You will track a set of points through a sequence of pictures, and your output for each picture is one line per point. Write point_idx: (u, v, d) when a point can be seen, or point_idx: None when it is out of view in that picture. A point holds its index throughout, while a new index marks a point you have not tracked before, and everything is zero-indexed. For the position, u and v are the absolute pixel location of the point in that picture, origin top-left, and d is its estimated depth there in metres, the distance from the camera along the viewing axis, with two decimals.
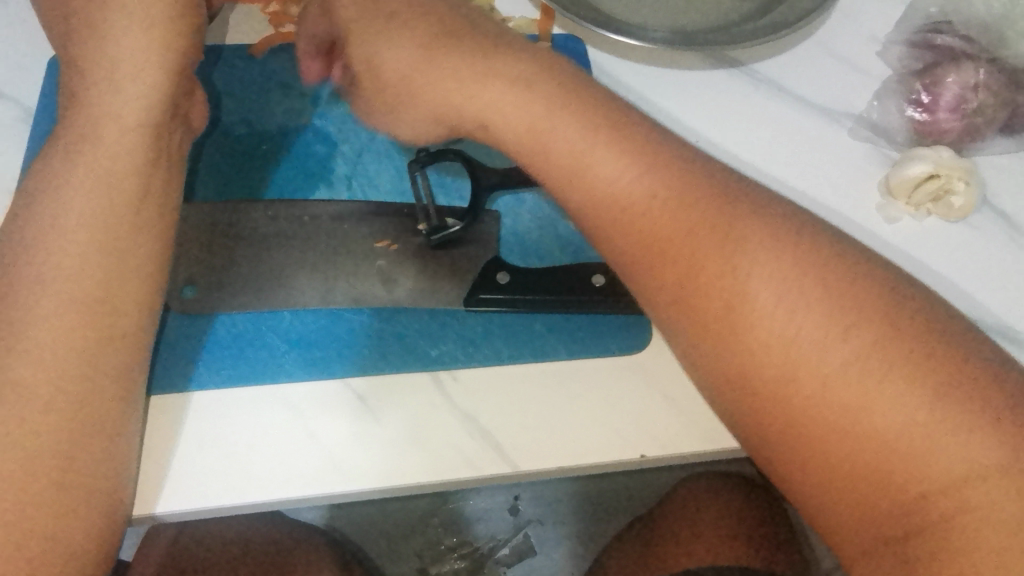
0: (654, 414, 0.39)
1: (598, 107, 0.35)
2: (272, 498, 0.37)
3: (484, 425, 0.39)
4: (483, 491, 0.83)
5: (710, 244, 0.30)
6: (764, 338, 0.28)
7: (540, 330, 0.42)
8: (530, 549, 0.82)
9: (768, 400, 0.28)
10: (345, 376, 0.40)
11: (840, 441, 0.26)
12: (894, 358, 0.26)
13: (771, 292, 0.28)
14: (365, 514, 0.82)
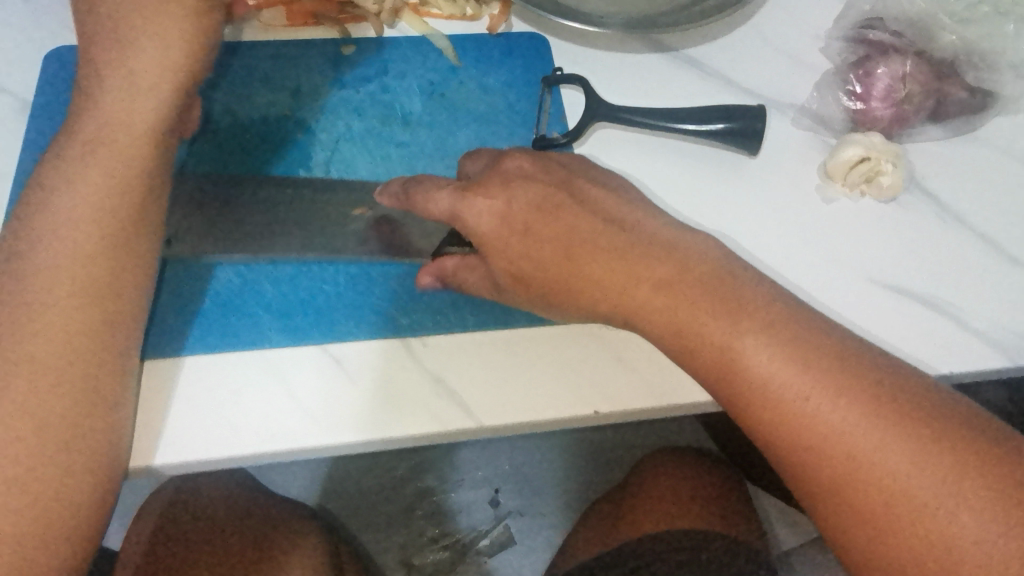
0: (611, 375, 0.43)
1: (713, 300, 0.36)
2: (257, 453, 0.40)
3: (452, 385, 0.42)
4: (466, 483, 0.88)
5: (799, 420, 0.33)
6: (868, 474, 0.32)
7: (503, 300, 0.45)
8: (511, 539, 0.86)
9: (874, 524, 0.32)
10: (322, 342, 0.43)
11: (932, 550, 0.30)
12: (977, 490, 0.31)
13: (864, 456, 0.32)
14: (352, 499, 0.87)
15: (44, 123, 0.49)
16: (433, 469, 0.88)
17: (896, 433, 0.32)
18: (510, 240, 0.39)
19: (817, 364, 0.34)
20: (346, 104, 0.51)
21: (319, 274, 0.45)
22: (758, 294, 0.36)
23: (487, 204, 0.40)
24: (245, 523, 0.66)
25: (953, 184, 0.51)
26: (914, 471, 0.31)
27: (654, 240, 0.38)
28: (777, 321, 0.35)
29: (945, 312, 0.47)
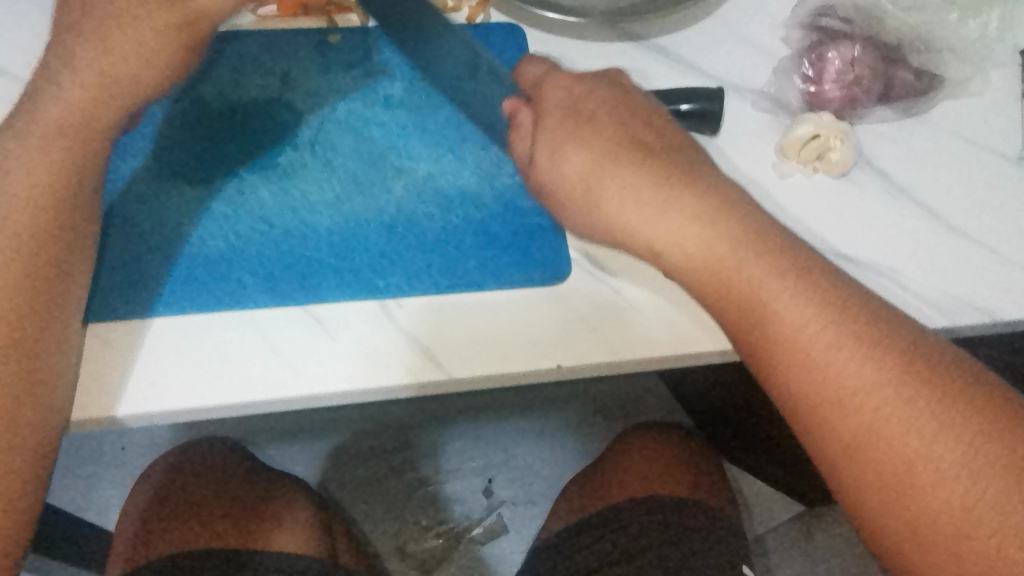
0: (573, 333, 0.47)
1: (736, 247, 0.41)
2: (243, 402, 0.44)
3: (424, 341, 0.46)
4: (459, 474, 0.92)
5: (813, 345, 0.38)
6: (856, 397, 0.36)
7: (475, 266, 0.49)
8: (503, 528, 0.90)
9: (856, 448, 0.36)
10: (304, 303, 0.47)
11: (883, 461, 0.36)
12: (922, 412, 0.35)
13: (863, 378, 0.36)
14: (348, 483, 0.90)
15: None
16: (427, 459, 0.92)
17: (894, 360, 0.37)
18: (567, 123, 0.46)
19: (826, 300, 0.39)
20: (330, 86, 0.54)
21: (306, 242, 0.49)
22: (736, 237, 0.42)
23: (574, 139, 0.46)
24: (247, 478, 0.69)
25: (903, 161, 0.54)
26: (909, 393, 0.36)
27: (655, 195, 0.44)
28: (804, 272, 0.40)
29: (889, 279, 0.51)
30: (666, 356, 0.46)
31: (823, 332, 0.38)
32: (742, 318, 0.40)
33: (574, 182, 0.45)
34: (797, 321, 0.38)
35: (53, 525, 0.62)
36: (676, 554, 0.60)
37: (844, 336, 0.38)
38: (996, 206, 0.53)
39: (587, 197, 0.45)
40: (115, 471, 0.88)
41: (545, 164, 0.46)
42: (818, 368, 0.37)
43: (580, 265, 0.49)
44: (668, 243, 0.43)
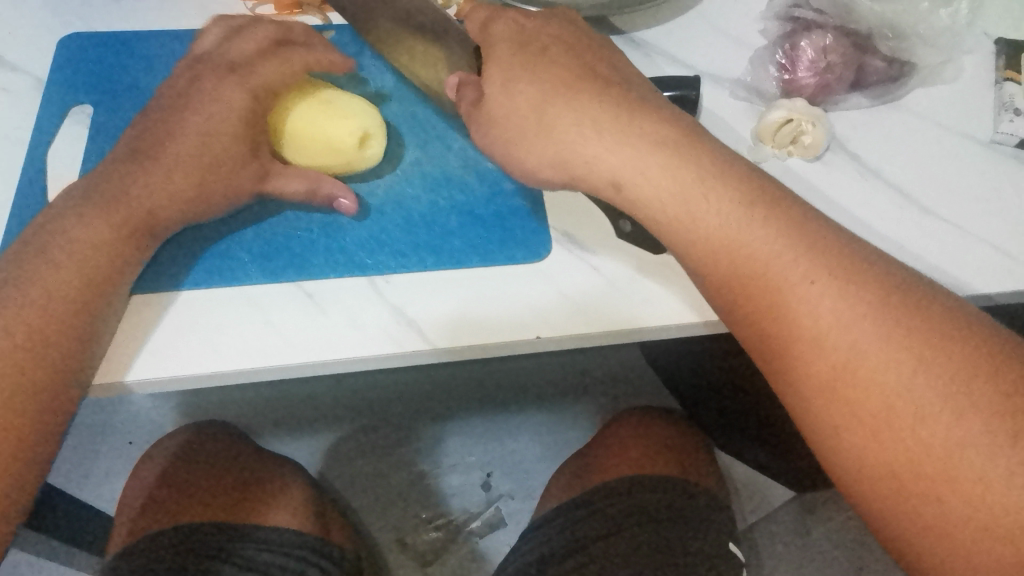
0: (553, 306, 0.49)
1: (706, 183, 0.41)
2: (237, 371, 0.46)
3: (410, 314, 0.48)
4: (458, 468, 0.93)
5: (770, 281, 0.38)
6: (818, 335, 0.36)
7: (460, 244, 0.51)
8: (502, 520, 0.92)
9: (812, 388, 0.36)
10: (296, 279, 0.49)
11: (845, 407, 0.35)
12: (887, 351, 0.35)
13: (821, 313, 0.36)
14: (348, 475, 0.92)
15: (58, 96, 0.56)
16: (425, 454, 0.93)
17: (853, 291, 0.36)
18: (519, 57, 0.46)
19: (787, 234, 0.39)
20: None
21: (299, 223, 0.51)
22: (723, 177, 0.41)
23: (527, 81, 0.45)
24: (243, 460, 0.71)
25: (874, 145, 0.56)
26: (868, 325, 0.35)
27: (631, 129, 0.43)
28: (770, 208, 0.40)
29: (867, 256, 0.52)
30: (643, 329, 0.48)
31: (799, 270, 0.38)
32: (727, 271, 0.40)
33: (526, 113, 0.45)
34: (777, 265, 0.38)
35: (63, 505, 0.64)
36: (662, 533, 0.62)
37: (816, 272, 0.37)
38: (970, 181, 0.55)
39: (547, 133, 0.44)
40: (125, 463, 0.91)
41: (497, 95, 0.46)
42: (802, 309, 0.37)
43: (560, 244, 0.51)
44: (642, 183, 0.42)
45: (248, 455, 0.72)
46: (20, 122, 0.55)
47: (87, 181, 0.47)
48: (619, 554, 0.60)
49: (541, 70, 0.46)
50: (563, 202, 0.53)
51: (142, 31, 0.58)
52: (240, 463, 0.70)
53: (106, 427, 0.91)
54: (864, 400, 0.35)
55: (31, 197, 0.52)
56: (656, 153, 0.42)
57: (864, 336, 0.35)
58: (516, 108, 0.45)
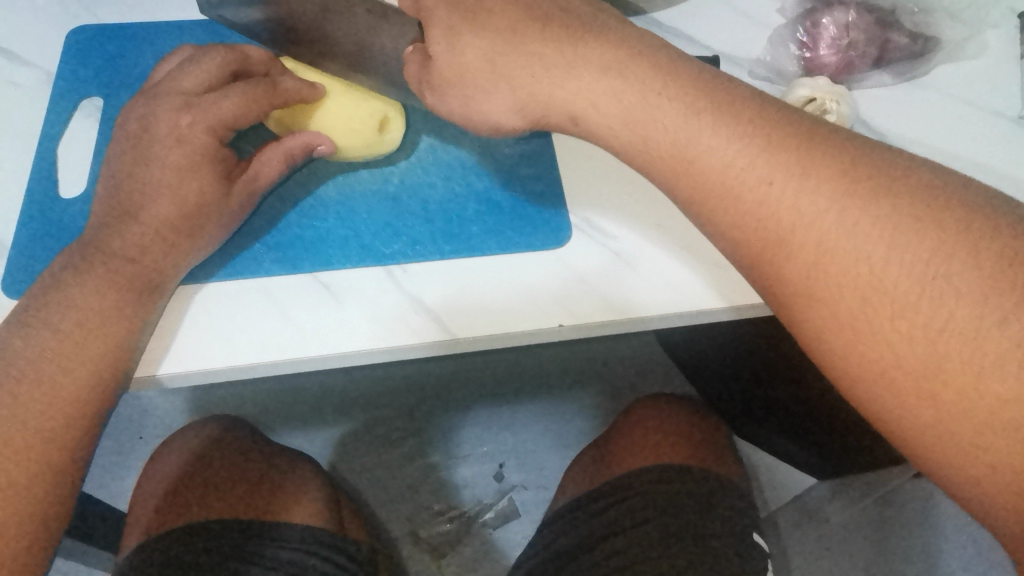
0: (575, 294, 0.47)
1: (713, 121, 0.35)
2: (253, 364, 0.45)
3: (429, 303, 0.47)
4: (471, 459, 0.92)
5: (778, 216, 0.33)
6: (838, 281, 0.32)
7: (478, 232, 0.50)
8: (515, 511, 0.91)
9: (841, 354, 0.32)
10: (313, 271, 0.48)
11: (892, 376, 0.31)
12: (935, 309, 0.30)
13: (840, 252, 0.32)
14: (361, 468, 0.91)
15: (67, 90, 0.54)
16: (437, 446, 0.92)
17: (884, 228, 0.31)
18: (460, 17, 0.41)
19: (795, 161, 0.33)
20: None
21: (315, 213, 0.50)
22: (747, 113, 0.36)
23: (497, 30, 0.40)
24: (253, 454, 0.70)
25: (899, 121, 0.55)
26: (888, 261, 0.31)
27: (631, 74, 0.38)
28: (786, 138, 0.34)
29: None
30: (667, 315, 0.47)
31: (834, 218, 0.32)
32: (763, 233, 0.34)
33: (488, 77, 0.41)
34: (810, 215, 0.32)
35: (83, 505, 0.64)
36: (688, 522, 0.61)
37: (859, 221, 0.32)
38: (1007, 146, 0.54)
39: (528, 98, 0.40)
40: (139, 459, 0.90)
41: (444, 58, 0.41)
42: (841, 264, 0.32)
43: (579, 231, 0.50)
44: (656, 126, 0.37)
45: (258, 450, 0.71)
46: (31, 116, 0.54)
47: (103, 182, 0.46)
48: (640, 547, 0.60)
49: (516, 12, 0.41)
50: (582, 186, 0.52)
51: (153, 22, 0.57)
52: (252, 457, 0.69)
53: (122, 423, 0.91)
54: (921, 366, 0.30)
55: (47, 195, 0.51)
56: (666, 99, 0.37)
57: (919, 292, 0.30)
58: (483, 67, 0.41)
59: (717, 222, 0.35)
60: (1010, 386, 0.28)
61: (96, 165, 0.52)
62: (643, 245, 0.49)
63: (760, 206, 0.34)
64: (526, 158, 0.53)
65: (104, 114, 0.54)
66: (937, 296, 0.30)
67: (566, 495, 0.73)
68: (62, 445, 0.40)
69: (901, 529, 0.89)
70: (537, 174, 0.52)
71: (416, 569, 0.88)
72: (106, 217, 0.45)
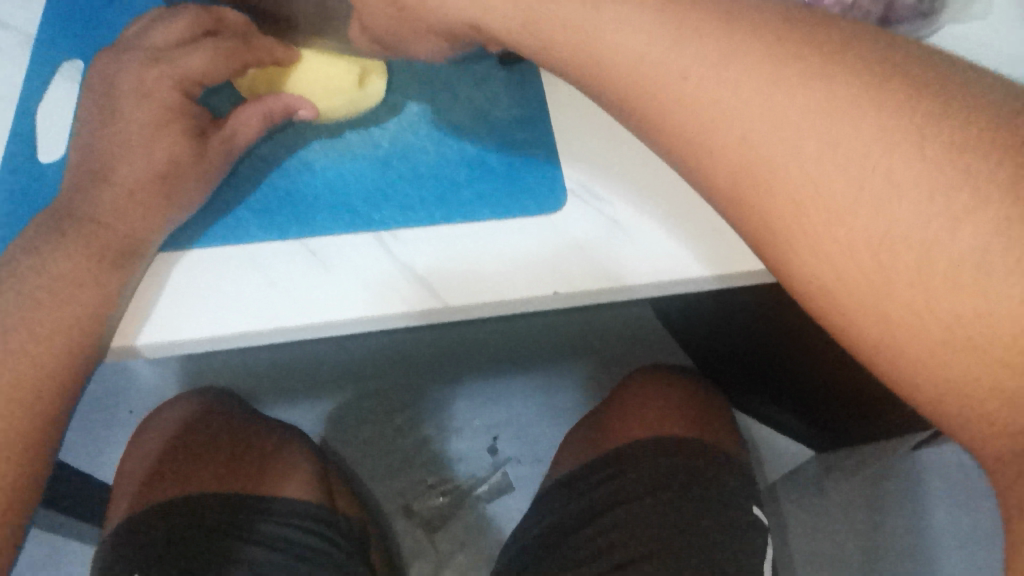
0: (570, 259, 0.46)
1: None
2: (235, 333, 0.43)
3: (419, 270, 0.45)
4: (464, 432, 0.91)
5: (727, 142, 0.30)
6: (811, 220, 0.29)
7: (470, 197, 0.48)
8: (509, 486, 0.90)
9: None
10: (299, 237, 0.46)
11: None
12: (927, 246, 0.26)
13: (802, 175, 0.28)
14: (354, 443, 0.90)
15: (45, 53, 0.52)
16: (431, 419, 0.91)
17: (848, 148, 0.27)
18: None
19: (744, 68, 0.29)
20: None
21: (299, 177, 0.49)
22: None
23: None
24: (241, 427, 0.68)
25: None
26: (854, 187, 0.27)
27: None
28: None
29: None
30: (664, 284, 0.46)
31: (783, 136, 0.29)
32: (721, 160, 0.30)
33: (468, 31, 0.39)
34: (756, 117, 0.29)
35: (68, 481, 0.62)
36: (685, 496, 0.60)
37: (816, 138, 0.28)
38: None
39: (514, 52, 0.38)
40: (126, 431, 0.89)
41: None
42: (773, 165, 0.29)
43: (576, 196, 0.48)
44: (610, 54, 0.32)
45: (249, 425, 0.69)
46: (8, 81, 0.51)
47: (79, 148, 0.45)
48: (636, 522, 0.59)
49: None
50: (577, 150, 0.50)
51: None
52: (240, 431, 0.68)
53: (103, 398, 0.89)
54: (866, 281, 0.28)
55: (26, 162, 0.49)
56: None
57: (856, 192, 0.27)
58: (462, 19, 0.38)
59: (677, 161, 0.32)
60: (963, 299, 0.26)
61: (74, 130, 0.50)
62: (642, 212, 0.47)
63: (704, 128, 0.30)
64: (519, 122, 0.51)
65: (83, 76, 0.52)
66: (886, 205, 0.27)
67: (561, 469, 0.72)
68: (35, 415, 0.40)
69: (897, 504, 0.88)
70: (532, 139, 0.51)
71: (409, 544, 0.86)
72: (83, 184, 0.43)
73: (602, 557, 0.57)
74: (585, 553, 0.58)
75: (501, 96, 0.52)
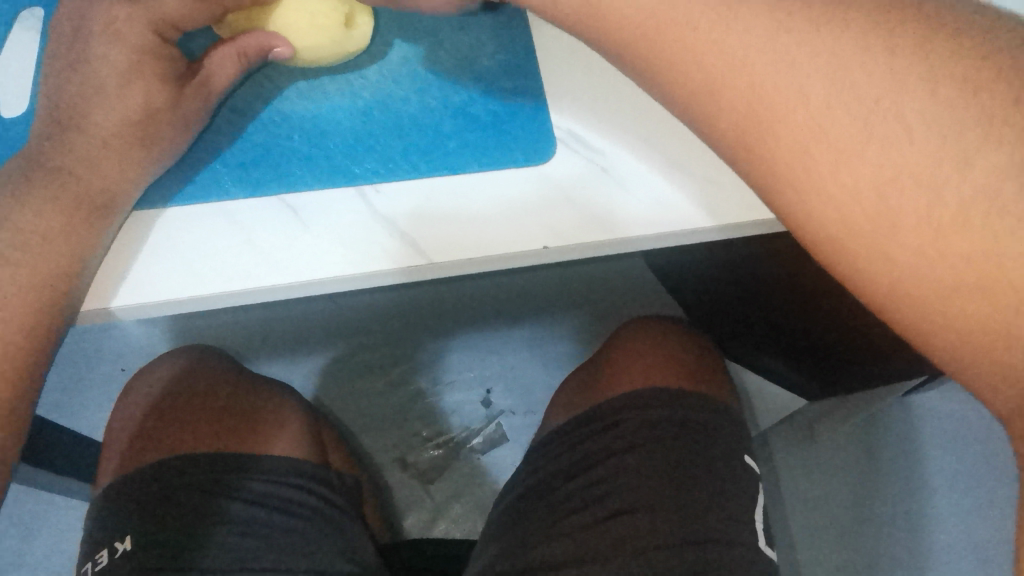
0: (559, 211, 0.44)
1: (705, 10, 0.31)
2: (213, 292, 0.41)
3: (402, 225, 0.43)
4: (458, 384, 0.91)
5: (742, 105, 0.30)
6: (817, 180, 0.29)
7: (455, 147, 0.46)
8: (503, 437, 0.89)
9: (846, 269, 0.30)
10: (277, 192, 0.44)
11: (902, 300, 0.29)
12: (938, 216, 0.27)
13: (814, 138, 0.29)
14: (348, 397, 0.89)
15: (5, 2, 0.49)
16: (424, 373, 0.91)
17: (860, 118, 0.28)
18: None
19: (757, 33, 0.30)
20: None
21: (277, 129, 0.47)
22: None
23: None
24: (231, 385, 0.68)
25: None
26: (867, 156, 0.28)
27: None
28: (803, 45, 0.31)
29: None
30: (656, 238, 0.45)
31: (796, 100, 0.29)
32: (736, 112, 0.31)
33: None
34: (775, 61, 0.29)
35: (54, 444, 0.62)
36: (678, 446, 0.60)
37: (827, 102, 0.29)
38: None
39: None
40: (113, 387, 0.88)
41: None
42: (782, 105, 0.29)
43: (565, 145, 0.46)
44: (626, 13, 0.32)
45: (239, 383, 0.69)
46: None
47: (44, 100, 0.43)
48: (628, 473, 0.59)
49: None
50: (566, 99, 0.48)
51: None
52: (230, 389, 0.67)
53: (79, 358, 0.89)
54: (869, 216, 0.28)
55: None
56: None
57: (866, 133, 0.28)
58: None
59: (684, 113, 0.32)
60: (971, 240, 0.27)
61: (37, 80, 0.47)
62: (633, 161, 0.46)
63: (710, 78, 0.31)
64: (505, 69, 0.49)
65: (43, 22, 0.49)
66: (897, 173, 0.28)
67: (554, 420, 0.72)
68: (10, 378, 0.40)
69: (887, 451, 0.89)
70: (518, 86, 0.49)
71: (404, 495, 0.86)
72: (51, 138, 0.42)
73: (596, 508, 0.57)
74: (578, 504, 0.58)
75: (486, 42, 0.50)
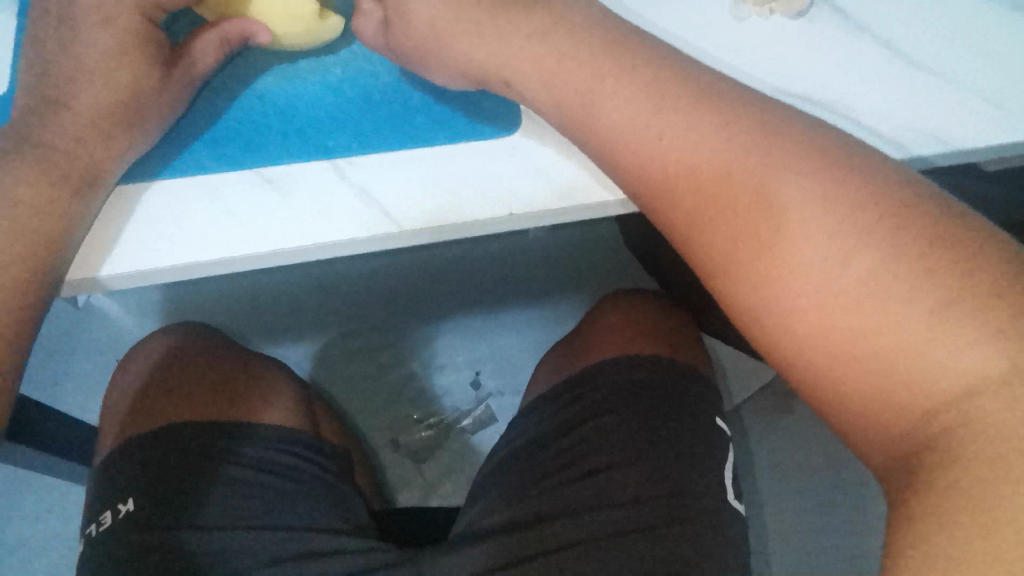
0: (522, 180, 0.47)
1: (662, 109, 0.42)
2: (196, 260, 0.44)
3: (375, 194, 0.46)
4: (447, 367, 0.91)
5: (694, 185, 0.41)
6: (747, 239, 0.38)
7: (423, 122, 0.49)
8: (491, 418, 0.88)
9: None
10: (254, 166, 0.47)
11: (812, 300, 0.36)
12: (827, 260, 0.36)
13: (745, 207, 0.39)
14: (341, 377, 0.90)
15: None
16: (414, 357, 0.92)
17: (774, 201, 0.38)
18: None
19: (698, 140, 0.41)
20: None
21: (254, 107, 0.49)
22: None
23: None
24: (224, 360, 0.70)
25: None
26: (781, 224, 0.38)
27: None
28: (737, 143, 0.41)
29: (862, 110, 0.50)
30: (613, 202, 0.48)
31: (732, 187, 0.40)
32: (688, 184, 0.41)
33: None
34: (725, 170, 0.40)
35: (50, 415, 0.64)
36: (649, 410, 0.62)
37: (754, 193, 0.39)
38: (987, 59, 0.51)
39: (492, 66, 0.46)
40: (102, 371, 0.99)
41: None
42: (732, 205, 0.40)
43: (529, 118, 0.49)
44: (607, 114, 0.43)
45: (234, 359, 0.71)
46: None
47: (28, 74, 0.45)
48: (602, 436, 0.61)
49: None
50: None
51: None
52: (223, 364, 0.70)
53: (69, 341, 0.99)
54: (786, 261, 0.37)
55: None
56: None
57: (790, 231, 0.38)
58: None
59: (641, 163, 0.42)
60: (867, 303, 0.35)
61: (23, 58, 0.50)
62: None
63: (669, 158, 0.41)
64: None
65: None
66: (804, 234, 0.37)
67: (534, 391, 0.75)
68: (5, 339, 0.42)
69: None
70: None
71: (395, 473, 0.85)
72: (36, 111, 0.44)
73: (571, 468, 0.60)
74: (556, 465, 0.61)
75: None
